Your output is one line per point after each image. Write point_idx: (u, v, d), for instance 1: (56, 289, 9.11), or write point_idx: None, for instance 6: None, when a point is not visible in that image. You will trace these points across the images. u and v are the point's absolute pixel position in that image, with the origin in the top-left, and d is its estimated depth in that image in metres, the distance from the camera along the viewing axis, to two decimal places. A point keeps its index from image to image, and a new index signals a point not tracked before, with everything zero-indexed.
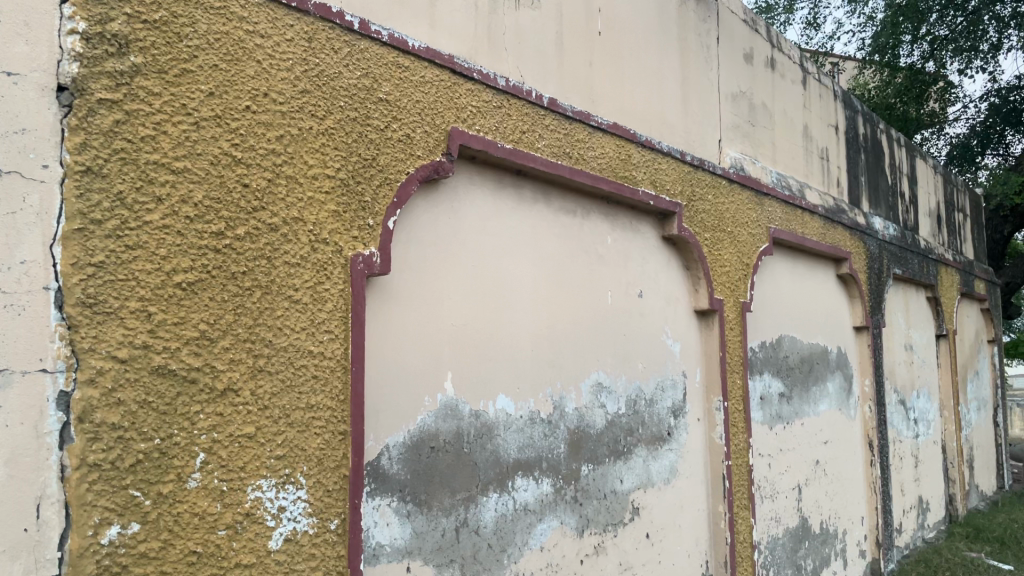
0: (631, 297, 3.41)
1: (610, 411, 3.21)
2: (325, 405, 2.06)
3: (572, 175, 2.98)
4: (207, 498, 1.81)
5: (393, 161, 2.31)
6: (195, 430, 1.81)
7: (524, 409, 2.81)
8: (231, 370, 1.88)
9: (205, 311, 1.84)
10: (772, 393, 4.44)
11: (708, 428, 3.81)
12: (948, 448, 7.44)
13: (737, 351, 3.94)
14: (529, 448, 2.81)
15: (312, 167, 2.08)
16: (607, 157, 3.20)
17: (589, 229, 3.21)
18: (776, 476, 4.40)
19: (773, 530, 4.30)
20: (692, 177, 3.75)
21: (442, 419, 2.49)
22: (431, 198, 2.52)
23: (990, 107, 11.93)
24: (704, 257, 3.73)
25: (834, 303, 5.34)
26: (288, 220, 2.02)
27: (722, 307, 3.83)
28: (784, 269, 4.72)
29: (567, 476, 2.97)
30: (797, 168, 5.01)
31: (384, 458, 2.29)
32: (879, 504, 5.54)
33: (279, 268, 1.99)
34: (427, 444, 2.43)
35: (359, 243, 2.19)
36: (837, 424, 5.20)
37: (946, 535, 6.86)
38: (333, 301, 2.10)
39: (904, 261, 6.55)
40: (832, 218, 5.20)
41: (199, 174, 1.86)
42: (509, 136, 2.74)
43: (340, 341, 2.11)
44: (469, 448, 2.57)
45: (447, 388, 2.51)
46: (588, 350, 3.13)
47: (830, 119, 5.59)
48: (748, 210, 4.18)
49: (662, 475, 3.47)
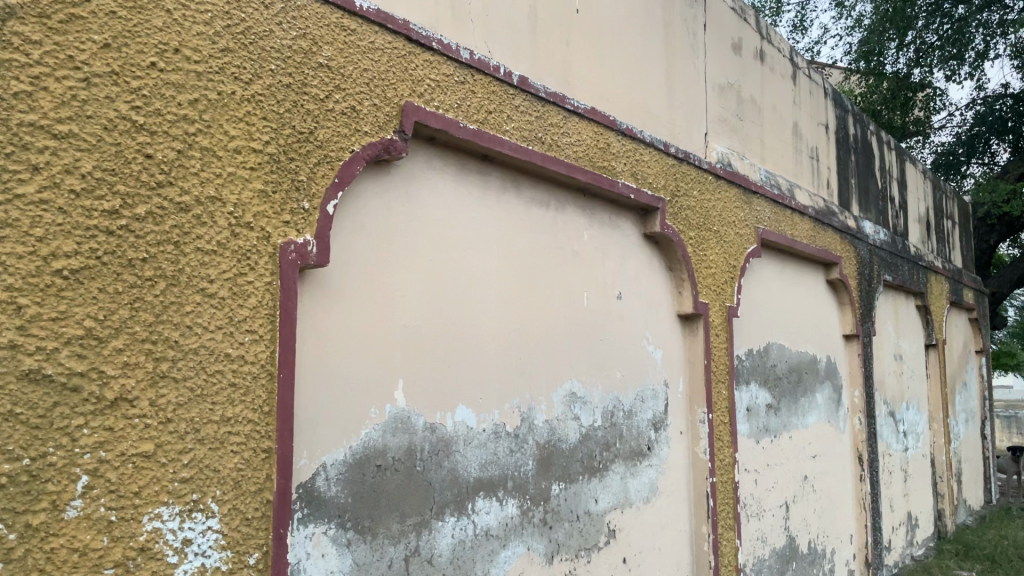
0: (610, 299, 3.12)
1: (584, 424, 2.92)
2: (246, 418, 1.76)
3: (545, 162, 2.69)
4: (90, 531, 1.49)
5: (334, 137, 2.01)
6: (75, 448, 1.49)
7: (487, 422, 2.50)
8: (125, 377, 1.57)
9: (92, 304, 1.53)
10: (759, 404, 4.16)
11: (691, 442, 3.52)
12: (937, 461, 7.20)
13: (723, 360, 3.65)
14: (492, 465, 2.51)
15: (234, 139, 1.78)
16: (585, 144, 2.91)
17: (564, 223, 2.92)
18: (762, 493, 4.12)
19: (759, 551, 4.02)
20: (677, 170, 3.47)
21: (391, 433, 2.18)
22: (382, 181, 2.22)
23: (976, 115, 11.75)
24: (688, 256, 3.45)
25: (824, 309, 5.08)
26: (203, 198, 1.71)
27: (707, 312, 3.55)
28: (772, 272, 4.44)
29: (535, 497, 2.67)
30: (787, 166, 4.75)
31: (321, 479, 1.98)
32: (869, 521, 5.28)
33: (190, 256, 1.68)
34: (373, 462, 2.12)
35: (291, 229, 1.88)
36: (826, 437, 4.94)
37: (936, 551, 6.61)
38: (257, 297, 1.80)
39: (894, 269, 6.31)
40: (822, 220, 4.94)
41: (88, 140, 1.55)
42: (473, 115, 2.44)
43: (265, 343, 1.80)
44: (422, 467, 2.27)
45: (398, 397, 2.21)
46: (562, 357, 2.84)
47: (820, 117, 5.34)
48: (736, 208, 3.91)
49: (641, 494, 3.18)
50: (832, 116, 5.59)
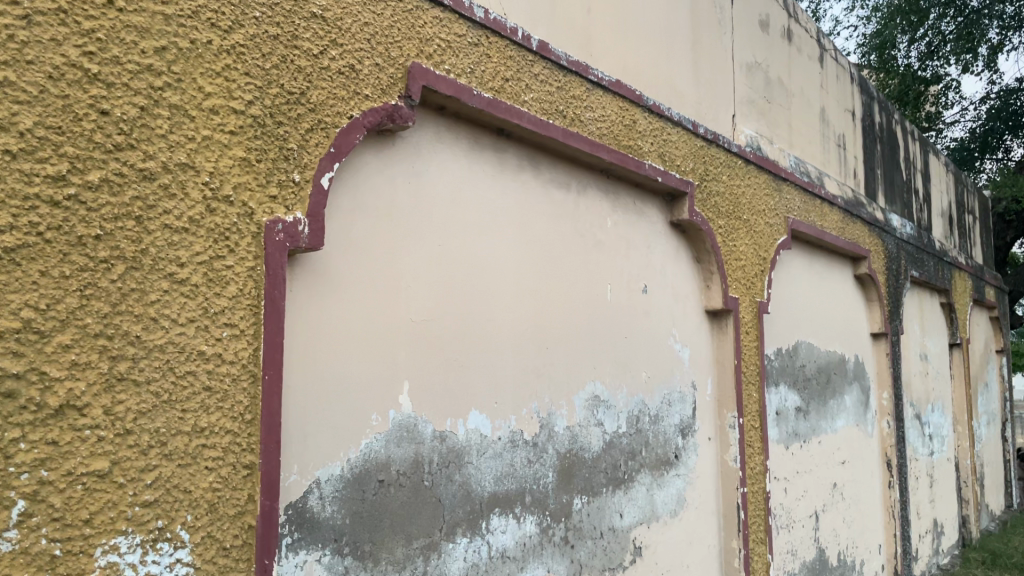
0: (635, 293, 2.84)
1: (608, 431, 2.63)
2: (224, 428, 1.47)
3: (567, 139, 2.40)
4: (28, 568, 1.21)
5: (330, 100, 1.72)
6: (10, 468, 1.20)
7: (503, 430, 2.22)
8: (74, 380, 1.28)
9: (32, 291, 1.24)
10: (788, 407, 3.88)
11: (720, 448, 3.23)
12: (962, 466, 6.91)
13: (753, 360, 3.37)
14: (508, 478, 2.23)
15: (210, 97, 1.50)
16: (610, 121, 2.62)
17: (585, 208, 2.64)
18: (792, 503, 3.84)
19: (789, 565, 3.74)
20: (705, 153, 3.18)
21: (394, 443, 1.90)
22: (385, 154, 1.93)
23: (990, 110, 11.41)
24: (718, 247, 3.16)
25: (852, 306, 4.79)
26: (172, 165, 1.43)
27: (738, 308, 3.26)
28: (800, 266, 4.16)
29: (555, 512, 2.39)
30: (814, 154, 4.46)
31: (313, 499, 1.70)
32: (898, 530, 5.00)
33: (156, 234, 1.40)
34: (374, 477, 1.84)
35: (278, 204, 1.60)
36: (854, 442, 4.65)
37: (962, 560, 6.33)
38: (238, 284, 1.51)
39: (921, 265, 6.02)
40: (851, 211, 4.65)
41: (29, 90, 1.26)
42: (488, 82, 2.15)
43: (247, 340, 1.52)
44: (430, 482, 1.99)
45: (402, 402, 1.93)
46: (584, 355, 2.56)
47: (846, 103, 5.05)
48: (765, 196, 3.62)
49: (667, 506, 2.90)
50: (858, 102, 5.30)
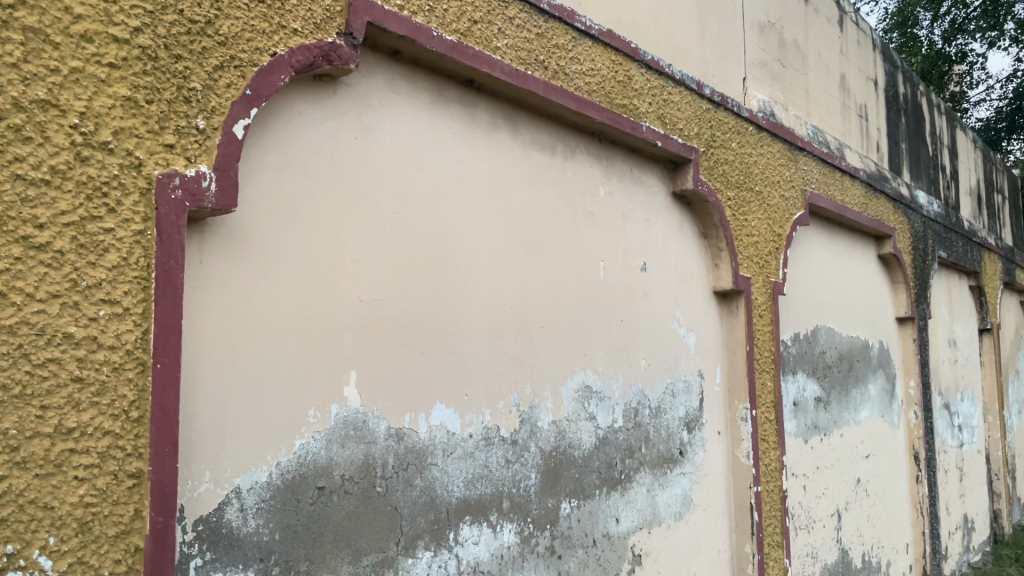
0: (632, 271, 2.53)
1: (601, 425, 2.33)
2: (101, 428, 1.19)
3: (548, 94, 2.10)
4: None
5: (246, 33, 1.43)
6: None
7: (475, 426, 1.93)
8: None
9: None
10: (807, 397, 3.57)
11: (732, 443, 2.93)
12: (993, 458, 6.55)
13: (767, 346, 3.06)
14: (482, 481, 1.94)
15: (81, 21, 1.21)
16: (600, 75, 2.31)
17: (573, 174, 2.34)
18: (812, 502, 3.53)
19: (808, 569, 3.44)
20: (713, 116, 2.87)
21: (339, 443, 1.61)
22: (325, 104, 1.65)
23: (1019, 89, 10.92)
24: (727, 220, 2.85)
25: (875, 289, 4.46)
26: (28, 104, 1.15)
27: (750, 288, 2.95)
28: (819, 244, 3.84)
29: (540, 519, 2.09)
30: (834, 123, 4.13)
31: (231, 512, 1.42)
32: (927, 528, 4.67)
33: (4, 187, 1.12)
34: (312, 483, 1.55)
35: (176, 155, 1.32)
36: (879, 434, 4.33)
37: (994, 557, 5.98)
38: (120, 252, 1.23)
39: (949, 245, 5.66)
40: (874, 185, 4.31)
41: None
42: (451, 24, 1.85)
43: (133, 320, 1.24)
44: (384, 489, 1.70)
45: (349, 395, 1.64)
46: (573, 340, 2.26)
47: (868, 72, 4.71)
48: (780, 167, 3.30)
49: (671, 509, 2.60)
50: (881, 71, 4.95)
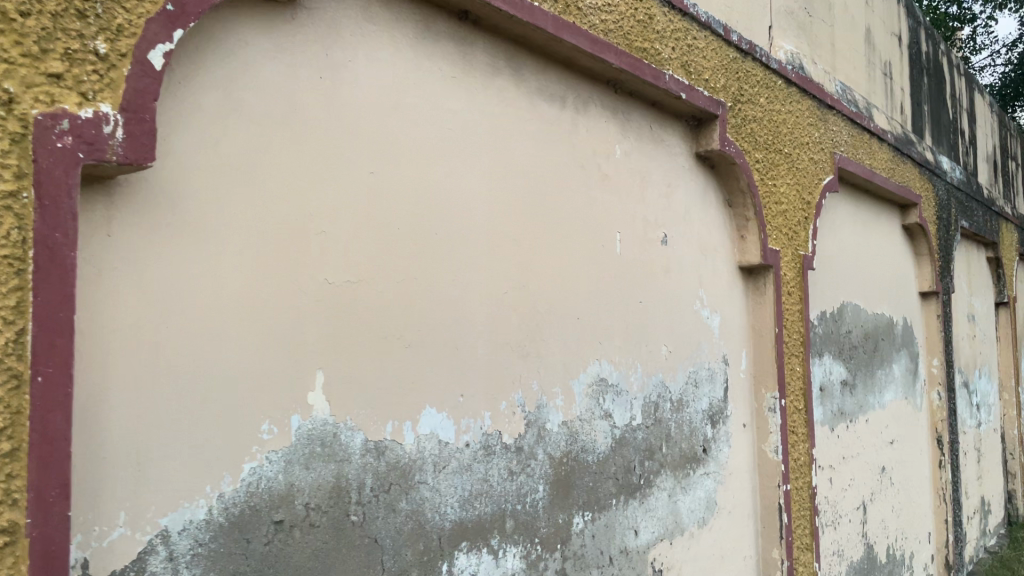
0: (652, 244, 2.19)
1: (618, 425, 2.01)
2: None
3: (559, 31, 1.74)
4: None
5: None
6: None
7: (471, 434, 1.59)
8: None
9: None
10: (833, 381, 3.25)
11: (758, 436, 2.61)
12: (1009, 436, 6.27)
13: (796, 328, 2.73)
14: (481, 499, 1.61)
15: None
16: (618, 13, 1.96)
17: (585, 131, 1.98)
18: (838, 495, 3.23)
19: (834, 569, 3.14)
20: (740, 67, 2.51)
21: (302, 465, 1.27)
22: (278, 34, 1.29)
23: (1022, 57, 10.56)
24: (755, 185, 2.50)
25: (899, 261, 4.13)
26: None
27: (779, 262, 2.62)
28: (845, 213, 3.50)
29: (549, 539, 1.77)
30: (860, 81, 3.77)
31: (156, 563, 1.09)
32: (950, 516, 4.38)
33: None
34: (268, 518, 1.22)
35: (68, 90, 0.96)
36: (903, 417, 4.03)
37: (1010, 540, 5.72)
38: None
39: (970, 215, 5.34)
40: (901, 149, 3.97)
41: None
42: None
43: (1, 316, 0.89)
44: (360, 517, 1.36)
45: (313, 404, 1.30)
46: (586, 325, 1.92)
47: (893, 27, 4.34)
48: (809, 127, 2.96)
49: (694, 515, 2.28)
50: (905, 26, 4.59)
